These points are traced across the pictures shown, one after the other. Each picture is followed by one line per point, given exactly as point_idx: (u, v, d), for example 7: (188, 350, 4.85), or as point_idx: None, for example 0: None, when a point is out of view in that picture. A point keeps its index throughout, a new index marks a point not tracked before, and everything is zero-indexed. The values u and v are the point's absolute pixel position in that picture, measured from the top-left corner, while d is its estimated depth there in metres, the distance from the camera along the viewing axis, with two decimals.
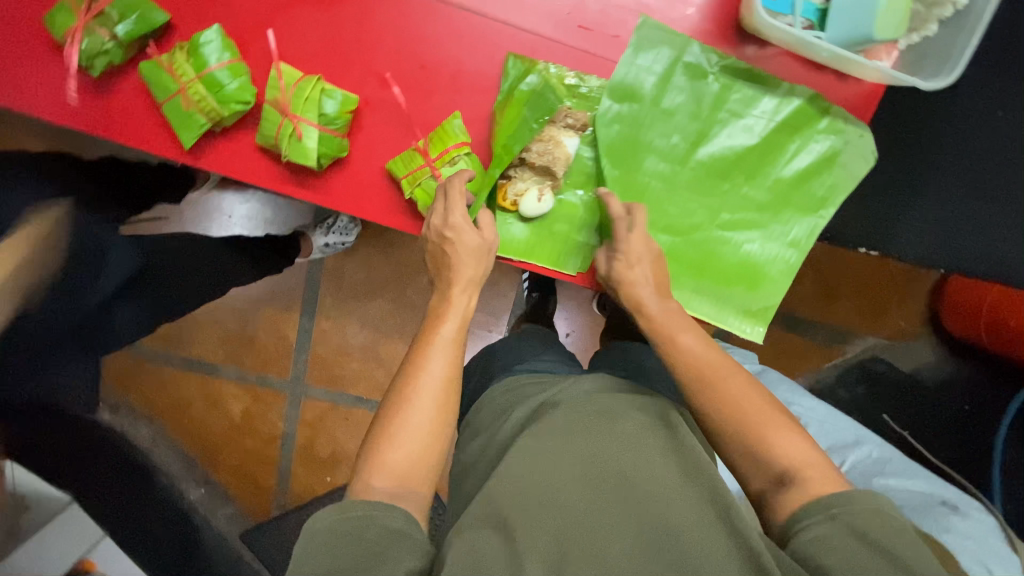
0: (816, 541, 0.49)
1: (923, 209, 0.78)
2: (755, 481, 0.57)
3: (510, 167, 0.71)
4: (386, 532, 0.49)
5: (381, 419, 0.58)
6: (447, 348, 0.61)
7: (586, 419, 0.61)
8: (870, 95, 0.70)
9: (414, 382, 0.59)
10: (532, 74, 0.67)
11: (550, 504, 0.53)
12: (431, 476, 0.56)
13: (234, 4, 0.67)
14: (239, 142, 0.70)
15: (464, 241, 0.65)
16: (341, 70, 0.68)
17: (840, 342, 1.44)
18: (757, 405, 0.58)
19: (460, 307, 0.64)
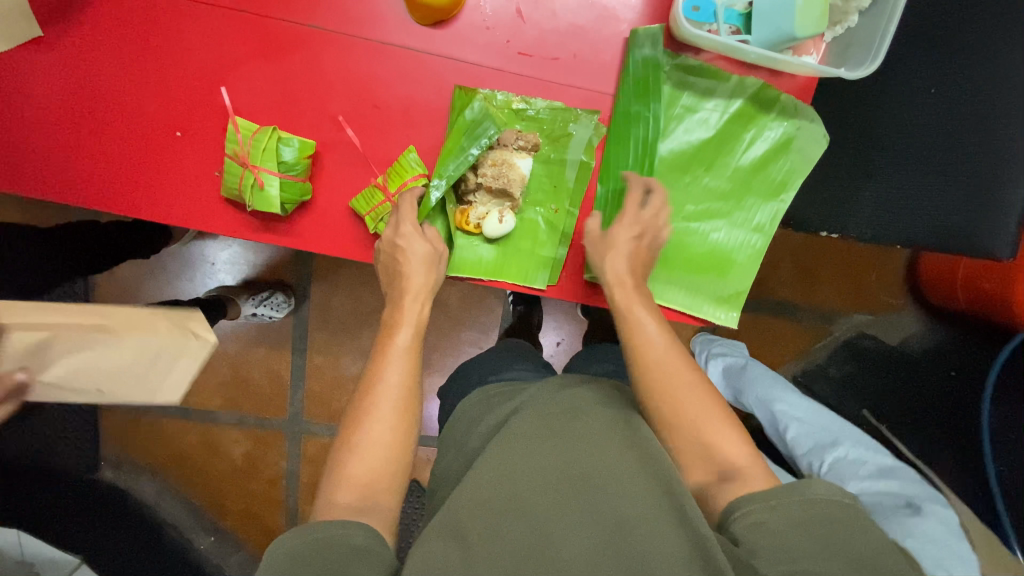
0: (753, 532, 0.52)
1: (877, 187, 0.81)
2: (694, 475, 0.61)
3: (468, 193, 0.75)
4: (349, 549, 0.51)
5: (343, 435, 0.60)
6: (402, 355, 0.64)
7: (548, 419, 0.64)
8: (805, 87, 0.74)
9: (374, 393, 0.62)
10: (473, 103, 0.69)
11: (511, 504, 0.56)
12: (394, 487, 0.59)
13: (186, 67, 0.70)
14: (201, 196, 0.72)
15: (413, 249, 0.69)
16: (296, 118, 0.71)
17: (827, 323, 1.48)
18: (704, 401, 0.63)
19: (413, 315, 0.67)
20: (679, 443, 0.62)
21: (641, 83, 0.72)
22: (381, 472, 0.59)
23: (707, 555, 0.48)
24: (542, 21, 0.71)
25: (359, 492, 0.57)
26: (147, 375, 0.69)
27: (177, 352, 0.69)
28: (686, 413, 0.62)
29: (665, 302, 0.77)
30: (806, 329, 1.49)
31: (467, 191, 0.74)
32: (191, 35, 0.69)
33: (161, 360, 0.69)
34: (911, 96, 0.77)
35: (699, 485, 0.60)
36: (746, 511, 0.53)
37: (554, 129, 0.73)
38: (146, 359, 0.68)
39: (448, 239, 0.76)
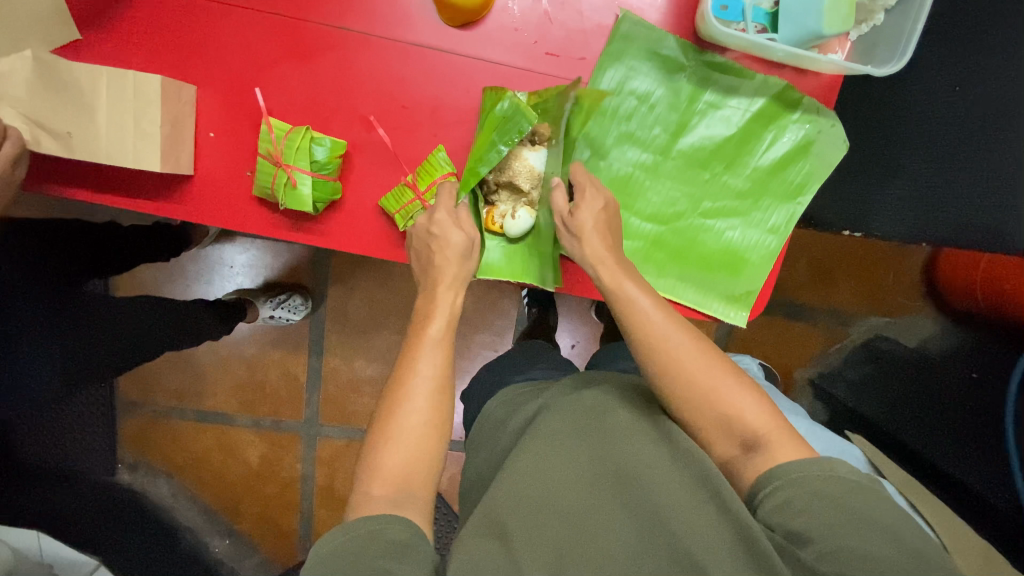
0: (780, 509, 0.52)
1: (903, 183, 0.82)
2: (720, 448, 0.60)
3: (490, 193, 0.76)
4: (390, 544, 0.52)
5: (377, 428, 0.61)
6: (436, 346, 0.64)
7: (581, 416, 0.63)
8: (829, 86, 0.74)
9: (407, 384, 0.62)
10: (504, 99, 0.68)
11: (549, 504, 0.56)
12: (428, 478, 0.59)
13: (220, 69, 0.71)
14: (234, 196, 0.73)
15: (448, 238, 0.68)
16: (326, 118, 0.72)
17: (842, 326, 1.62)
18: (724, 373, 0.61)
19: (446, 306, 0.67)
20: (695, 413, 0.60)
21: (662, 81, 0.73)
22: (416, 461, 0.59)
23: (756, 548, 0.49)
24: (568, 21, 0.71)
25: (394, 483, 0.57)
26: (96, 113, 0.65)
27: (129, 91, 0.65)
28: (701, 394, 0.60)
29: (674, 297, 0.78)
30: (823, 331, 1.63)
31: (488, 192, 0.76)
32: (227, 38, 0.70)
33: (116, 98, 0.65)
34: (934, 93, 0.78)
35: (725, 458, 0.60)
36: (769, 491, 0.54)
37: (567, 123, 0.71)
38: (93, 92, 0.65)
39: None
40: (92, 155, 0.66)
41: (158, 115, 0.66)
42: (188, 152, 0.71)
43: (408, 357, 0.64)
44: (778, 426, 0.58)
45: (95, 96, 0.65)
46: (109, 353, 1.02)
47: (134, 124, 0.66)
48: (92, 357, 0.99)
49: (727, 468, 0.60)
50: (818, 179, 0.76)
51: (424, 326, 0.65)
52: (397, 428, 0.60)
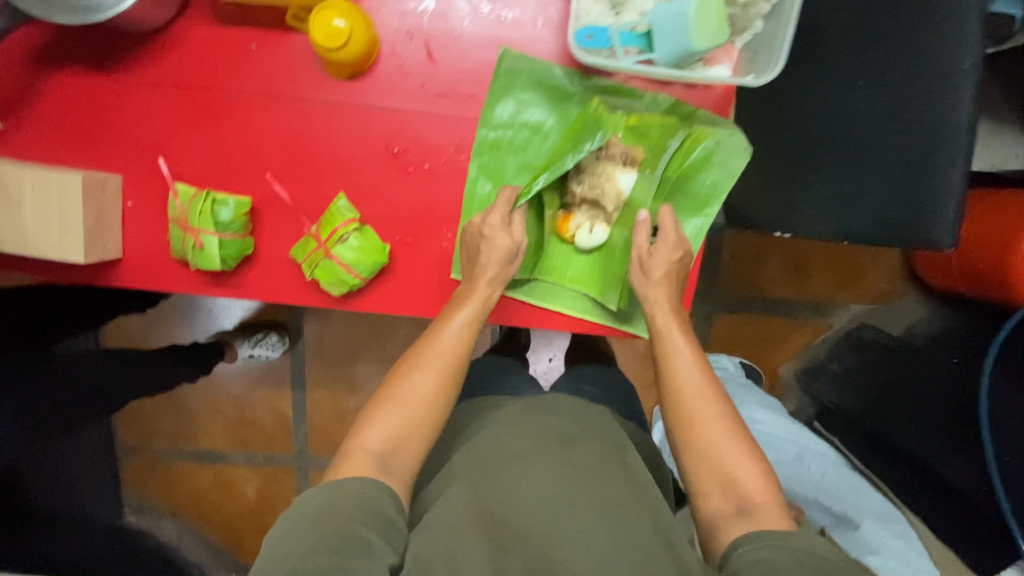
0: (754, 563, 0.55)
1: (822, 183, 0.79)
2: (714, 504, 0.64)
3: (571, 202, 0.78)
4: (372, 509, 0.60)
5: (389, 389, 0.69)
6: (459, 334, 0.70)
7: (564, 429, 0.74)
8: (724, 97, 0.74)
9: (427, 359, 0.70)
10: (594, 118, 0.74)
11: (529, 509, 0.63)
12: (417, 451, 0.67)
13: (128, 143, 0.74)
14: (154, 260, 0.77)
15: (495, 242, 0.71)
16: (231, 178, 0.75)
17: (823, 315, 1.53)
18: (735, 440, 0.66)
19: (482, 297, 0.72)
20: (699, 464, 0.66)
21: (551, 109, 0.75)
22: (414, 440, 0.67)
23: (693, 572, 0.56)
24: (453, 61, 0.73)
25: (391, 449, 0.65)
26: (23, 211, 0.70)
27: (51, 190, 0.69)
28: (711, 447, 0.66)
29: (591, 315, 0.79)
30: (806, 323, 1.54)
31: (569, 201, 0.78)
32: (129, 113, 0.74)
33: (42, 199, 0.69)
34: (837, 93, 0.76)
35: (717, 515, 0.64)
36: (748, 548, 0.58)
37: (657, 153, 0.74)
38: (18, 192, 0.69)
39: (546, 243, 0.79)
40: (19, 245, 0.71)
41: (78, 212, 0.69)
42: (113, 238, 0.74)
43: (437, 339, 0.70)
44: (774, 503, 0.62)
45: (20, 193, 0.69)
46: (83, 406, 1.08)
47: (56, 221, 0.69)
48: (56, 412, 1.04)
49: (714, 520, 0.64)
50: (724, 190, 0.76)
51: (454, 313, 0.71)
52: (408, 405, 0.67)
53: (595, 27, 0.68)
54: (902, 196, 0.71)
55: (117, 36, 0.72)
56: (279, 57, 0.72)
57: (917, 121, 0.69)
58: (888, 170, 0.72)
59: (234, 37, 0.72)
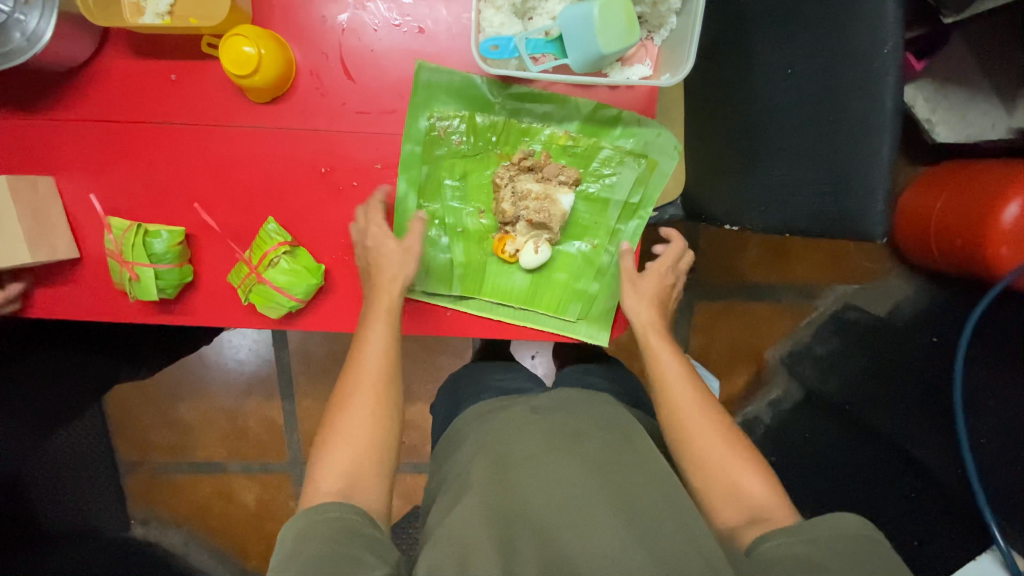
0: (786, 558, 0.57)
1: (765, 175, 0.79)
2: (727, 514, 0.67)
3: (507, 222, 0.76)
4: (359, 534, 0.60)
5: (328, 425, 0.70)
6: (378, 340, 0.72)
7: (564, 425, 0.72)
8: (649, 96, 0.73)
9: (354, 378, 0.72)
10: (534, 143, 0.75)
11: (526, 504, 0.62)
12: (378, 471, 0.68)
13: (62, 181, 0.76)
14: (100, 294, 0.78)
15: (387, 255, 0.72)
16: (164, 209, 0.76)
17: (808, 299, 1.50)
18: (735, 448, 0.70)
19: (386, 301, 0.72)
20: (706, 474, 0.70)
21: (469, 117, 0.74)
22: (364, 459, 0.68)
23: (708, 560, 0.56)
24: (371, 78, 0.73)
25: (353, 477, 0.66)
26: None
27: None
28: (713, 457, 0.70)
29: (536, 326, 0.78)
30: (790, 308, 1.50)
31: (506, 222, 0.76)
32: (60, 153, 0.75)
33: None
34: (771, 80, 0.76)
35: (731, 525, 0.67)
36: (774, 544, 0.60)
37: (593, 169, 0.76)
38: None
39: (482, 262, 0.78)
40: None
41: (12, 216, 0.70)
42: (62, 238, 0.75)
43: (356, 353, 0.72)
44: (781, 504, 0.66)
45: None
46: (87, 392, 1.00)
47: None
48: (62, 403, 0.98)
49: (730, 531, 0.67)
50: (657, 190, 0.77)
51: (366, 323, 0.73)
52: (348, 426, 0.69)
53: (499, 37, 0.67)
54: (834, 187, 0.70)
55: (39, 79, 0.73)
56: (200, 86, 0.73)
57: (842, 110, 0.67)
58: (821, 161, 0.71)
59: (154, 70, 0.73)
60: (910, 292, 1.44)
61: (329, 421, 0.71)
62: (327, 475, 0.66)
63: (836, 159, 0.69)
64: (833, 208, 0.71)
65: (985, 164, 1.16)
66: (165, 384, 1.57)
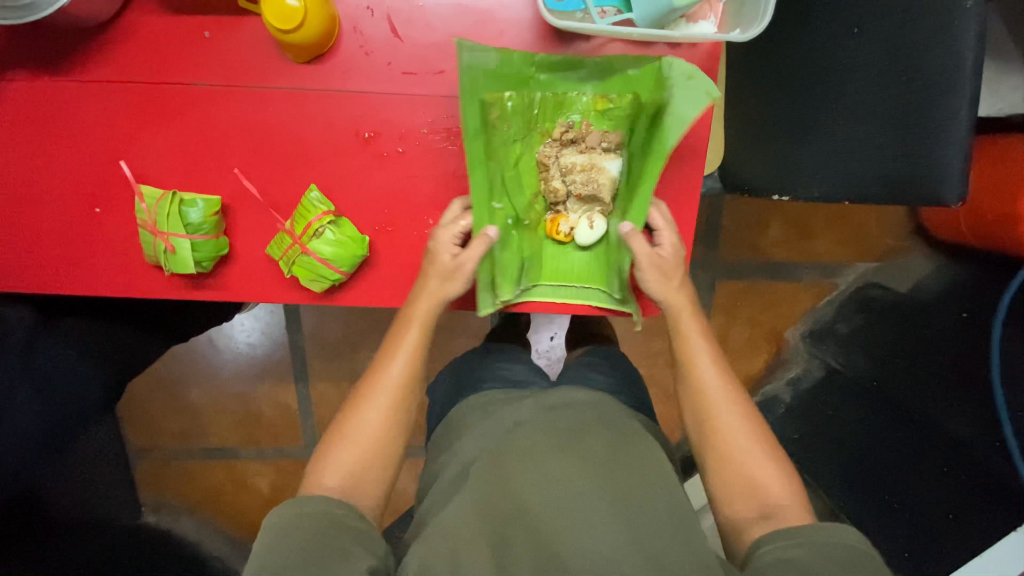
0: (780, 562, 0.58)
1: (824, 139, 0.76)
2: (737, 508, 0.67)
3: (557, 201, 0.75)
4: (347, 526, 0.60)
5: (341, 422, 0.69)
6: (409, 349, 0.71)
7: (566, 422, 0.70)
8: (711, 55, 0.70)
9: (376, 380, 0.70)
10: (572, 112, 0.74)
11: (533, 507, 0.62)
12: (380, 473, 0.67)
13: (90, 145, 0.71)
14: (129, 265, 0.74)
15: (437, 259, 0.70)
16: (197, 176, 0.72)
17: (828, 277, 1.45)
18: (752, 443, 0.69)
19: (422, 311, 0.71)
20: (716, 468, 0.69)
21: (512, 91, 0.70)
22: (368, 460, 0.67)
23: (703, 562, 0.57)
24: (419, 36, 0.69)
25: (352, 475, 0.66)
26: None
27: None
28: (727, 451, 0.69)
29: (596, 304, 0.76)
30: (807, 286, 1.45)
31: (556, 200, 0.75)
32: (87, 115, 0.70)
33: None
34: (834, 40, 0.73)
35: (739, 520, 0.66)
36: (770, 548, 0.60)
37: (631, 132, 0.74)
38: None
39: (541, 249, 0.77)
40: None
41: None
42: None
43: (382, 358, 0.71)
44: (795, 502, 0.65)
45: None
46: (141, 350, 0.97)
47: None
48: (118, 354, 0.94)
49: (737, 525, 0.66)
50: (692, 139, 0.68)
51: (394, 329, 0.72)
52: (360, 429, 0.68)
53: None
54: (904, 152, 0.68)
55: (63, 35, 0.68)
56: (235, 44, 0.69)
57: (918, 68, 0.64)
58: (890, 124, 0.69)
59: (187, 26, 0.69)
60: (933, 270, 1.40)
61: (341, 419, 0.70)
62: (324, 472, 0.66)
63: (907, 122, 0.67)
64: (899, 173, 0.69)
65: (1019, 136, 1.10)
66: (173, 369, 1.53)
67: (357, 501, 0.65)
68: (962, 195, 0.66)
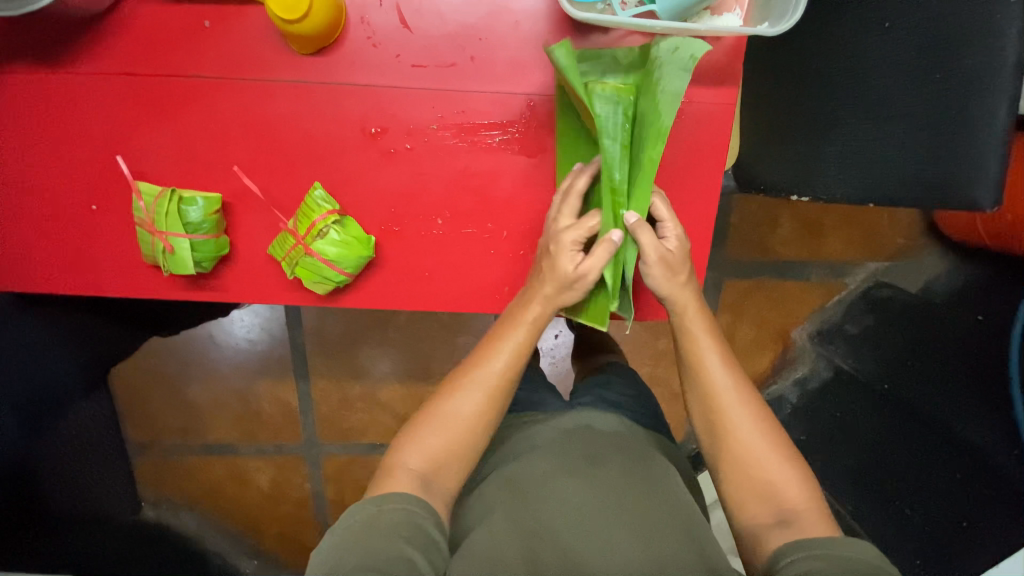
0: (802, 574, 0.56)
1: (841, 138, 0.74)
2: (755, 513, 0.65)
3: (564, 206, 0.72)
4: (418, 530, 0.58)
5: (431, 408, 0.66)
6: (510, 349, 0.67)
7: (587, 449, 0.72)
8: (735, 50, 0.67)
9: (474, 374, 0.67)
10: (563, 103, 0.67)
11: (575, 526, 0.63)
12: (459, 475, 0.65)
13: (84, 139, 0.68)
14: (124, 264, 0.71)
15: (559, 266, 0.65)
16: (196, 172, 0.69)
17: (839, 277, 1.43)
18: (773, 448, 0.67)
19: (534, 310, 0.68)
20: (732, 474, 0.67)
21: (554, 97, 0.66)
22: (450, 459, 0.64)
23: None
24: (429, 27, 0.66)
25: (433, 469, 0.64)
26: None
27: None
28: (750, 455, 0.66)
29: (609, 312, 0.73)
30: (818, 285, 1.43)
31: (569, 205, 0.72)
32: (81, 107, 0.67)
33: None
34: (863, 36, 0.70)
35: (757, 526, 0.64)
36: (791, 560, 0.59)
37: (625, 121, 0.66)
38: None
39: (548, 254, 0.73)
40: None
41: None
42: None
43: (480, 356, 0.67)
44: (814, 505, 0.64)
45: None
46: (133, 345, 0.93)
47: None
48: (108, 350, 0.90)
49: (755, 532, 0.64)
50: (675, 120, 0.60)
51: (496, 327, 0.69)
52: (455, 425, 0.65)
53: None
54: (935, 154, 0.65)
55: (56, 22, 0.65)
56: (237, 34, 0.65)
57: (954, 66, 0.61)
58: (921, 125, 0.66)
59: (186, 16, 0.65)
60: (945, 269, 1.39)
61: (429, 408, 0.67)
62: (407, 456, 0.64)
63: (939, 123, 0.64)
64: (927, 176, 0.66)
65: None
66: (171, 366, 1.50)
67: (432, 496, 0.63)
68: (995, 201, 0.64)
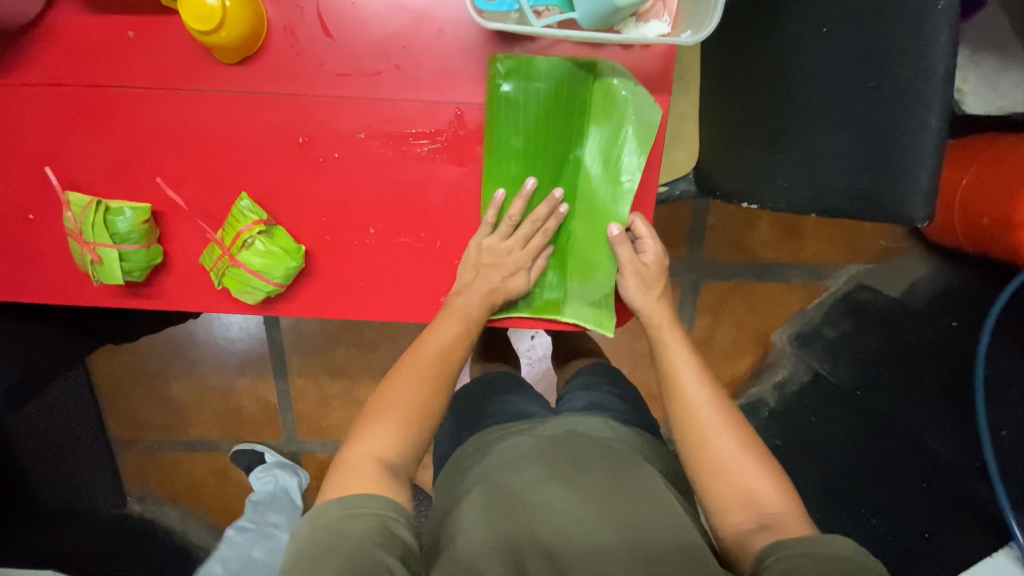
0: None
1: (797, 144, 0.71)
2: (734, 519, 0.60)
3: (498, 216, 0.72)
4: (389, 533, 0.53)
5: (381, 394, 0.64)
6: (457, 318, 0.68)
7: (574, 455, 0.67)
8: (666, 58, 0.66)
9: (418, 350, 0.67)
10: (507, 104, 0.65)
11: (560, 532, 0.59)
12: (415, 457, 0.62)
13: (16, 151, 0.68)
14: (61, 273, 0.72)
15: (508, 285, 0.69)
16: (127, 182, 0.69)
17: (819, 279, 1.39)
18: (749, 452, 0.63)
19: (483, 288, 0.69)
20: (712, 480, 0.62)
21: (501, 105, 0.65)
22: (407, 443, 0.62)
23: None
24: (353, 35, 0.65)
25: (390, 455, 0.60)
26: None
27: None
28: (727, 462, 0.62)
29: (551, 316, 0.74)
30: (800, 288, 1.39)
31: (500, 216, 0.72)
32: (13, 120, 0.68)
33: None
34: (805, 39, 0.67)
35: (740, 533, 0.59)
36: (776, 559, 0.53)
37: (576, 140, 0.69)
38: None
39: None
40: None
41: None
42: None
43: (426, 335, 0.68)
44: (790, 510, 0.59)
45: None
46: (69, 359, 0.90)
47: None
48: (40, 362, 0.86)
49: (740, 541, 0.59)
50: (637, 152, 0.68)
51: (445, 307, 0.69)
52: (402, 405, 0.63)
53: None
54: (871, 164, 0.63)
55: None
56: (161, 45, 0.65)
57: (887, 74, 0.59)
58: (862, 134, 0.63)
59: (110, 28, 0.65)
60: (928, 271, 1.34)
61: (382, 399, 0.64)
62: (371, 451, 0.59)
63: (876, 132, 0.61)
64: (864, 187, 0.64)
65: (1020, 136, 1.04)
66: (151, 361, 1.44)
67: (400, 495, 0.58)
68: (928, 215, 0.59)
